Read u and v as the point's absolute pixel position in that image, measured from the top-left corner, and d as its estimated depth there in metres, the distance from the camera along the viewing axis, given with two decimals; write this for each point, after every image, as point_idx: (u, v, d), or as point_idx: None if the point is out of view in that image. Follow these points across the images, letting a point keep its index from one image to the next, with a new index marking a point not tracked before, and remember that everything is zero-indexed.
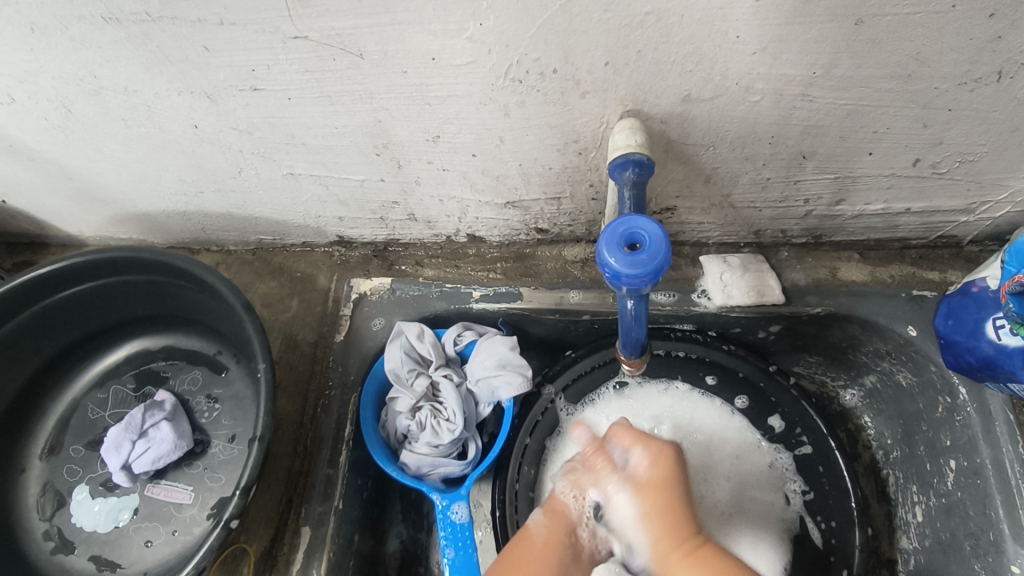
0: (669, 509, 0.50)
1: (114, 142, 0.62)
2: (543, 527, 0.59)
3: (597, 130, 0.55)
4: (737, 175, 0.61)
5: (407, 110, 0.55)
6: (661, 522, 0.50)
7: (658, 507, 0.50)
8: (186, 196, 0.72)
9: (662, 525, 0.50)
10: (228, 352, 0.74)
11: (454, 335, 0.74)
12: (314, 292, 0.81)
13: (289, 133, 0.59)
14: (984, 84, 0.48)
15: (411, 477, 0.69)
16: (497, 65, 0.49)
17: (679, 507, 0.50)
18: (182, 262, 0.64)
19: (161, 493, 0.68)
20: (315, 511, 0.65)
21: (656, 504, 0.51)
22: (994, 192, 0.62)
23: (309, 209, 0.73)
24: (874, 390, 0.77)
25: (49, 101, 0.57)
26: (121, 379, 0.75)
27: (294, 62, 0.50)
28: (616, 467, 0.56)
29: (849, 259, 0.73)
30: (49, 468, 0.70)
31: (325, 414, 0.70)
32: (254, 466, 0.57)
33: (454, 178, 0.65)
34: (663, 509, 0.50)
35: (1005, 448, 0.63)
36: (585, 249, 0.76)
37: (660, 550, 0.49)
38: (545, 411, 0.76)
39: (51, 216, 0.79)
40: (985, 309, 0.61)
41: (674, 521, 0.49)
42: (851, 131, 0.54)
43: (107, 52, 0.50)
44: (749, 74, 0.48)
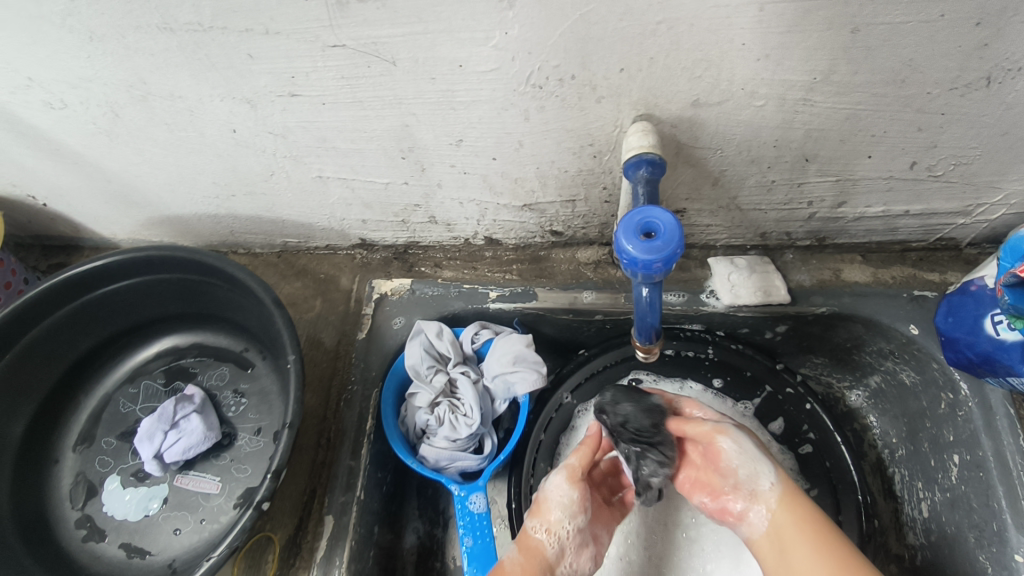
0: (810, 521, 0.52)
1: (156, 146, 0.66)
2: (516, 563, 0.56)
3: (611, 133, 0.59)
4: (743, 177, 0.65)
5: (434, 115, 0.58)
6: (810, 532, 0.52)
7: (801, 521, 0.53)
8: (218, 199, 0.75)
9: (802, 530, 0.52)
10: (254, 350, 0.77)
11: (471, 333, 0.77)
12: (336, 293, 0.84)
13: (321, 137, 0.63)
14: (974, 88, 0.52)
15: (430, 469, 0.71)
16: (519, 71, 0.52)
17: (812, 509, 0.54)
18: (215, 260, 0.68)
19: (189, 483, 0.70)
20: (337, 501, 0.67)
21: (803, 516, 0.53)
22: (988, 195, 0.65)
23: (334, 212, 0.77)
24: (879, 390, 0.79)
25: (99, 106, 0.61)
26: (151, 374, 0.78)
27: (332, 69, 0.54)
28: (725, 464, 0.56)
29: (851, 261, 0.76)
30: (82, 459, 0.73)
31: (347, 408, 0.73)
32: (284, 452, 0.59)
33: (475, 180, 0.68)
34: (803, 527, 0.52)
35: (1005, 441, 0.64)
36: (597, 252, 0.80)
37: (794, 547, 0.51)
38: (559, 409, 0.78)
39: (88, 219, 0.82)
40: (983, 306, 0.64)
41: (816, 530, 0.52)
42: (851, 134, 0.57)
43: (159, 60, 0.54)
44: (754, 79, 0.52)
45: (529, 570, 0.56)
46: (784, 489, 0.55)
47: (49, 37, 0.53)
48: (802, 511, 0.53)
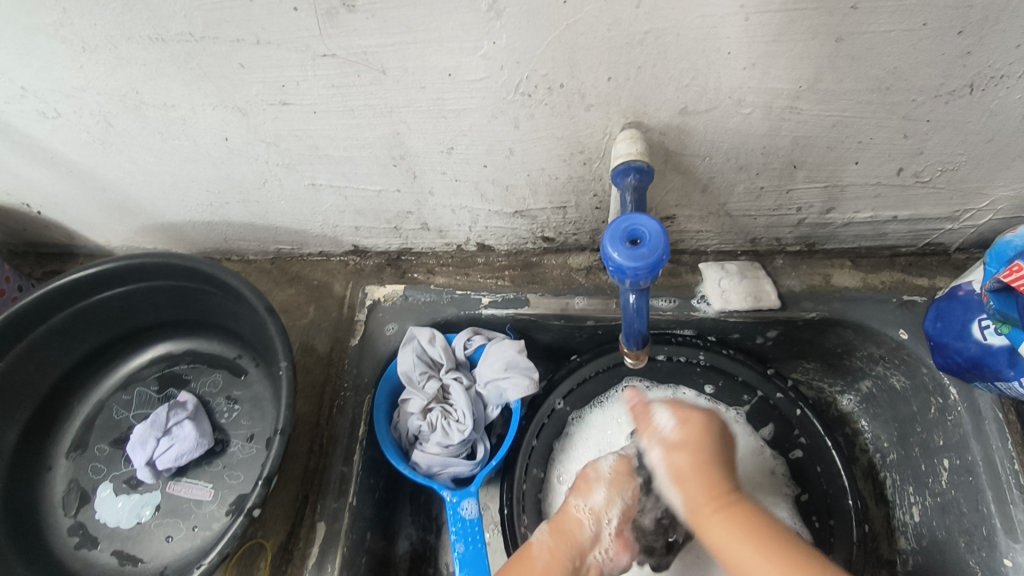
0: (703, 468, 0.56)
1: (149, 154, 0.67)
2: (545, 546, 0.57)
3: (601, 141, 0.60)
4: (733, 184, 0.65)
5: (425, 123, 0.59)
6: (692, 478, 0.56)
7: (689, 467, 0.56)
8: (211, 206, 0.76)
9: (695, 484, 0.55)
10: (247, 356, 0.77)
11: (464, 339, 0.78)
12: (329, 299, 0.84)
13: (313, 145, 0.63)
14: (958, 96, 0.52)
15: (422, 475, 0.71)
16: (508, 80, 0.53)
17: (715, 463, 0.57)
18: (208, 268, 0.68)
19: (182, 490, 0.71)
20: (329, 508, 0.67)
21: (690, 465, 0.56)
22: (975, 200, 0.66)
23: (327, 219, 0.77)
24: (870, 394, 0.79)
25: (92, 115, 0.61)
26: (144, 381, 0.78)
27: (322, 78, 0.54)
28: (652, 433, 0.60)
29: (841, 266, 0.77)
30: (74, 467, 0.73)
31: (340, 414, 0.73)
32: (275, 459, 0.59)
33: (466, 188, 0.69)
34: (694, 472, 0.56)
35: (995, 445, 0.65)
36: (589, 258, 0.80)
37: (694, 505, 0.55)
38: (551, 414, 0.78)
39: (82, 226, 0.83)
40: (971, 311, 0.64)
41: (712, 481, 0.55)
42: (838, 141, 0.58)
43: (151, 69, 0.55)
44: (741, 87, 0.52)
45: (558, 554, 0.57)
46: (735, 504, 0.54)
47: (43, 48, 0.53)
48: (697, 457, 0.57)
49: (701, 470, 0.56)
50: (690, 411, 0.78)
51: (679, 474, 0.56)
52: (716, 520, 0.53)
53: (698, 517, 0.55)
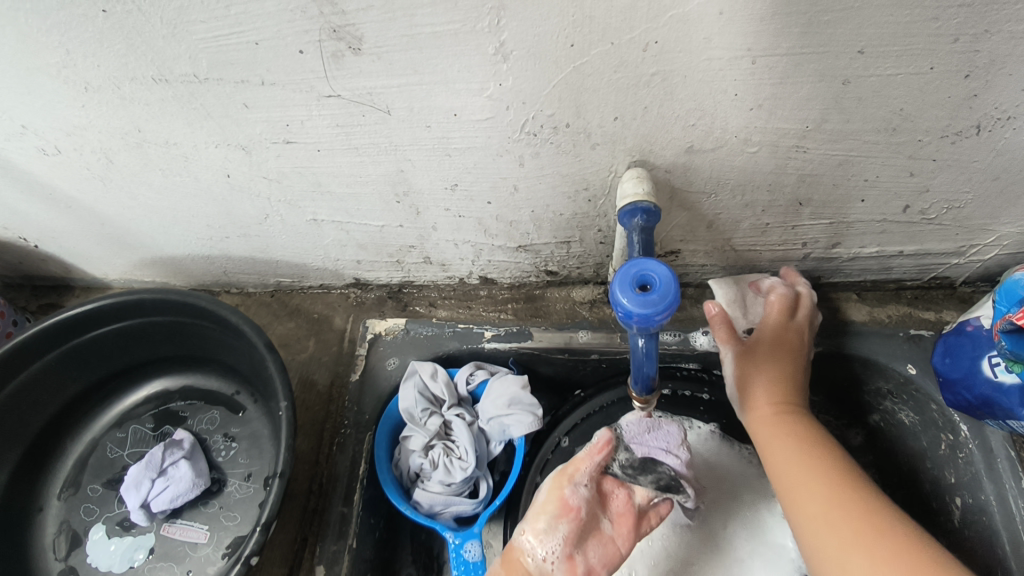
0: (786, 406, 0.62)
1: (150, 190, 0.66)
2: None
3: (606, 179, 0.59)
4: (738, 220, 0.65)
5: (429, 160, 0.58)
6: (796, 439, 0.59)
7: (774, 422, 0.61)
8: (212, 240, 0.75)
9: (774, 406, 0.62)
10: (245, 393, 0.76)
11: (466, 374, 0.77)
12: (330, 333, 0.83)
13: (316, 182, 0.63)
14: (964, 136, 0.52)
15: (424, 515, 0.69)
16: (514, 120, 0.53)
17: (792, 374, 0.64)
18: (208, 304, 0.67)
19: (176, 532, 0.69)
20: (329, 551, 0.66)
21: (776, 432, 0.60)
22: (981, 236, 0.65)
23: (329, 253, 0.76)
24: (877, 428, 0.77)
25: (94, 152, 0.61)
26: (140, 419, 0.77)
27: (327, 117, 0.54)
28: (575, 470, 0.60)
29: (847, 299, 0.76)
30: (66, 508, 0.71)
31: (340, 453, 0.71)
32: (274, 503, 0.57)
33: (470, 223, 0.68)
34: (781, 428, 0.60)
35: (1008, 485, 0.64)
36: (593, 291, 0.80)
37: (759, 410, 0.63)
38: (554, 450, 0.78)
39: (80, 260, 0.82)
40: (980, 348, 0.64)
41: (782, 397, 0.63)
42: (844, 179, 0.58)
43: (154, 108, 0.54)
44: (747, 128, 0.52)
45: None
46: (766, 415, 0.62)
47: (46, 88, 0.53)
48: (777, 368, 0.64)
49: (813, 453, 0.57)
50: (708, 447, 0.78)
51: (764, 403, 0.62)
52: (813, 498, 0.54)
53: (758, 415, 0.63)
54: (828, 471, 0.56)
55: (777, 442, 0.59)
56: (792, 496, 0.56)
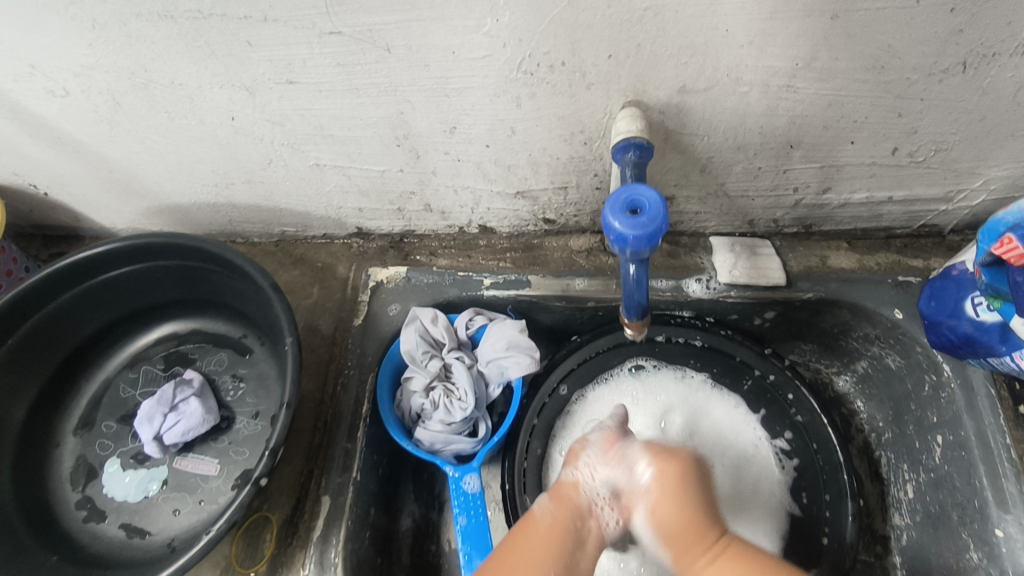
0: (686, 517, 0.52)
1: (156, 134, 0.68)
2: (546, 510, 0.57)
3: (601, 120, 0.61)
4: (730, 164, 0.66)
5: (428, 101, 0.60)
6: (677, 532, 0.52)
7: (672, 523, 0.52)
8: (217, 187, 0.77)
9: (681, 539, 0.52)
10: (253, 336, 0.79)
11: (466, 320, 0.79)
12: (333, 281, 0.85)
13: (318, 125, 0.64)
14: (951, 74, 0.53)
15: (425, 451, 0.73)
16: (511, 58, 0.54)
17: (693, 505, 0.53)
18: (214, 247, 0.69)
19: (189, 465, 0.72)
20: (334, 482, 0.69)
21: (670, 492, 0.54)
22: (969, 180, 0.66)
23: (331, 200, 0.78)
24: (865, 375, 0.82)
25: (101, 94, 0.62)
26: (151, 360, 0.79)
27: (328, 56, 0.55)
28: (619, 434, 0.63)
29: (838, 248, 0.78)
30: (82, 443, 0.74)
31: (344, 392, 0.74)
32: (281, 429, 0.61)
33: (469, 168, 0.70)
34: (683, 524, 0.52)
35: (987, 421, 0.66)
36: (589, 240, 0.81)
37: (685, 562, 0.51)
38: (551, 395, 0.81)
39: (89, 209, 0.84)
40: (964, 289, 0.66)
41: (698, 530, 0.52)
42: (833, 120, 0.59)
43: (160, 47, 0.56)
44: (738, 66, 0.53)
45: (558, 515, 0.56)
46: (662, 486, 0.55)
47: (52, 25, 0.54)
48: (679, 503, 0.53)
49: None
50: (700, 395, 0.81)
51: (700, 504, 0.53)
52: None
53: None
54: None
55: None
56: None
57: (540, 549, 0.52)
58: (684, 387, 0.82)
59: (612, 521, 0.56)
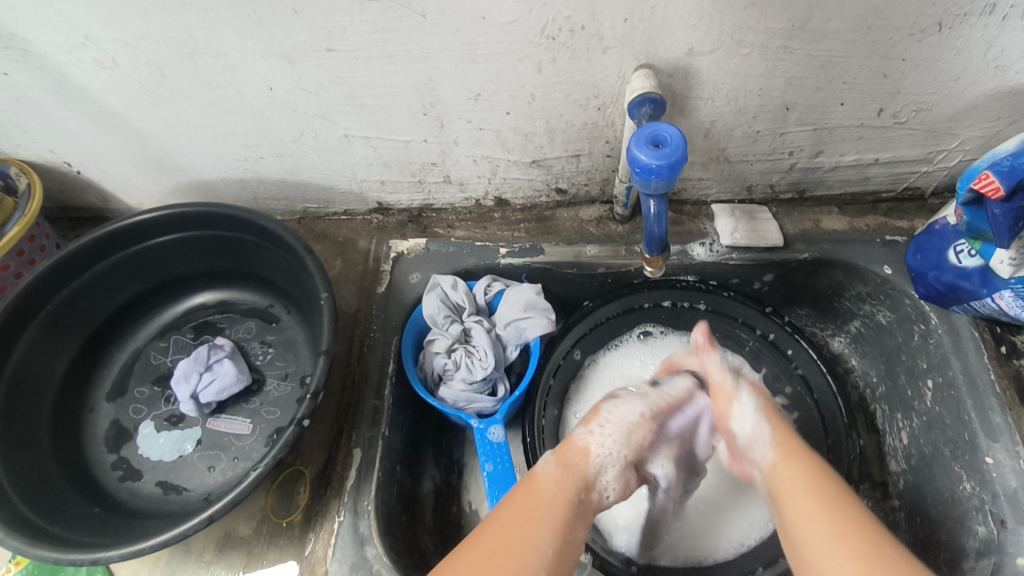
0: (789, 443, 0.57)
1: (195, 106, 0.72)
2: (551, 478, 0.56)
3: (615, 85, 0.66)
4: (732, 129, 0.72)
5: (456, 68, 0.65)
6: (784, 448, 0.57)
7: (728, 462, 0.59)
8: (246, 161, 0.81)
9: (785, 454, 0.56)
10: (279, 305, 0.82)
11: (484, 286, 0.83)
12: (355, 253, 0.89)
13: (351, 94, 0.69)
14: (929, 34, 0.59)
15: (450, 407, 0.77)
16: (536, 23, 0.59)
17: (794, 436, 0.58)
18: (249, 214, 0.73)
19: (222, 425, 0.74)
20: (364, 436, 0.72)
21: (776, 428, 0.59)
22: (947, 141, 0.73)
23: (355, 173, 0.82)
24: (858, 334, 0.87)
25: (147, 65, 0.66)
26: (180, 330, 0.82)
27: (367, 23, 0.60)
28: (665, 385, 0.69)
29: (830, 212, 0.84)
30: (116, 408, 0.76)
31: (370, 353, 0.78)
32: (321, 376, 0.64)
33: (489, 137, 0.74)
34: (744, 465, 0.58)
35: (972, 361, 0.72)
36: (599, 210, 0.86)
37: (778, 471, 0.55)
38: (565, 357, 0.85)
39: (118, 187, 0.87)
40: (946, 241, 0.72)
41: (793, 453, 0.57)
42: (825, 82, 0.65)
43: (210, 16, 0.60)
44: (740, 28, 0.59)
45: (564, 483, 0.55)
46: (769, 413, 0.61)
47: None
48: (781, 429, 0.59)
49: (847, 531, 0.47)
50: None
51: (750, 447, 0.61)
52: (825, 526, 0.49)
53: (782, 489, 0.54)
54: (849, 515, 0.49)
55: (794, 504, 0.52)
56: (806, 532, 0.49)
57: (536, 522, 0.51)
58: (689, 351, 0.87)
59: (609, 494, 0.58)
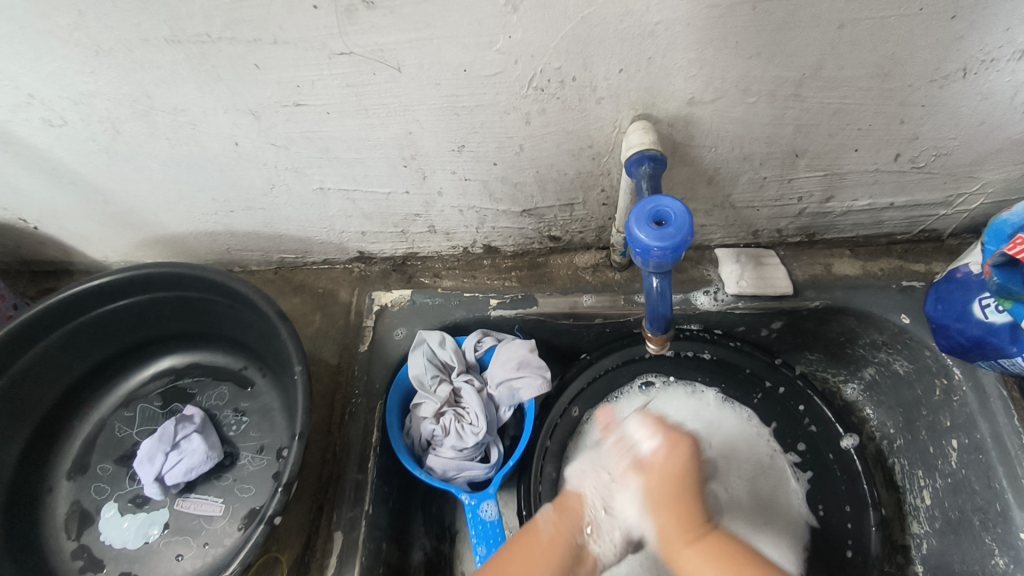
0: (678, 494, 0.51)
1: (156, 162, 0.66)
2: (550, 522, 0.56)
3: (611, 135, 0.61)
4: (736, 175, 0.67)
5: (437, 121, 0.60)
6: (666, 501, 0.51)
7: (663, 496, 0.52)
8: (216, 215, 0.75)
9: (672, 510, 0.51)
10: (253, 367, 0.76)
11: (474, 342, 0.78)
12: (336, 307, 0.84)
13: (324, 147, 0.63)
14: (952, 80, 0.54)
15: (439, 480, 0.71)
16: (522, 74, 0.54)
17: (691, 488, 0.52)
18: (216, 276, 0.67)
19: (191, 506, 0.68)
20: (346, 517, 0.66)
21: (657, 485, 0.52)
22: (968, 184, 0.68)
23: (334, 224, 0.77)
24: (873, 381, 0.81)
25: (100, 122, 0.61)
26: (147, 397, 0.77)
27: (337, 77, 0.54)
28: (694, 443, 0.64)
29: (841, 255, 0.79)
30: (76, 488, 0.71)
31: (352, 421, 0.72)
32: (295, 462, 0.58)
33: (476, 187, 0.69)
34: (672, 498, 0.51)
35: (1002, 422, 0.66)
36: (595, 256, 0.81)
37: (668, 539, 0.50)
38: (563, 415, 0.79)
39: (80, 242, 0.81)
40: (970, 292, 0.66)
41: (687, 514, 0.50)
42: (838, 128, 0.60)
43: (164, 72, 0.55)
44: (746, 77, 0.54)
45: (562, 531, 0.55)
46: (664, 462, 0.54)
47: (53, 52, 0.53)
48: (670, 478, 0.52)
49: None
50: (712, 410, 0.80)
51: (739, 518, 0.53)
52: None
53: (670, 549, 0.50)
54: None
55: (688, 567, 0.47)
56: None
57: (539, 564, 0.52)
58: (696, 402, 0.80)
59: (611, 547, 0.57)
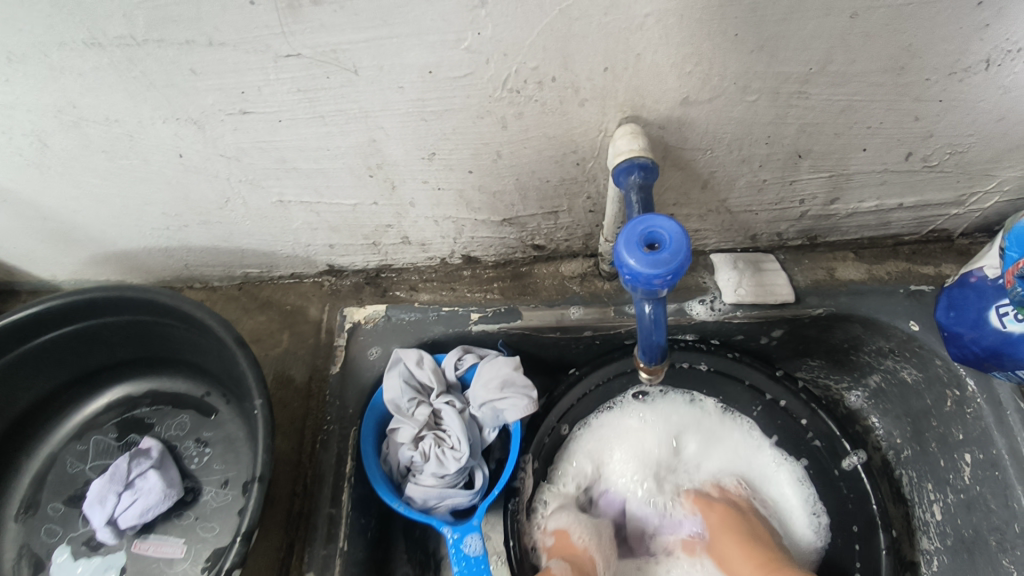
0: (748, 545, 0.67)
1: (94, 176, 0.60)
2: None
3: (596, 139, 0.55)
4: (734, 179, 0.61)
5: (403, 127, 0.54)
6: (746, 551, 0.66)
7: (734, 545, 0.67)
8: (168, 230, 0.69)
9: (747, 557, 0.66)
10: (216, 393, 0.71)
11: (454, 359, 0.72)
12: (305, 324, 0.78)
13: (280, 158, 0.57)
14: (973, 73, 0.49)
15: (418, 511, 0.66)
16: (495, 75, 0.48)
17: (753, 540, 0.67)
18: (168, 299, 0.61)
19: (150, 548, 0.63)
20: (319, 556, 0.61)
21: (732, 547, 0.67)
22: (982, 182, 0.63)
23: (299, 238, 0.71)
24: (878, 389, 0.77)
25: (24, 135, 0.54)
26: (101, 428, 0.71)
27: (286, 82, 0.48)
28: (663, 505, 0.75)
29: (844, 259, 0.74)
30: (24, 531, 0.65)
31: (324, 451, 0.66)
32: (254, 509, 0.53)
33: (450, 197, 0.63)
34: (744, 552, 0.66)
35: (1020, 438, 0.62)
36: (582, 264, 0.75)
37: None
38: (552, 434, 0.75)
39: (23, 260, 0.75)
40: (985, 298, 0.62)
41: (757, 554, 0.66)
42: (845, 127, 0.54)
43: (89, 79, 0.48)
44: (746, 74, 0.48)
45: None
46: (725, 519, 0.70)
47: None
48: (738, 542, 0.67)
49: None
50: (708, 417, 0.76)
51: None
52: None
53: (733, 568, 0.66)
54: None
55: None
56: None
57: None
58: (693, 409, 0.76)
59: None
